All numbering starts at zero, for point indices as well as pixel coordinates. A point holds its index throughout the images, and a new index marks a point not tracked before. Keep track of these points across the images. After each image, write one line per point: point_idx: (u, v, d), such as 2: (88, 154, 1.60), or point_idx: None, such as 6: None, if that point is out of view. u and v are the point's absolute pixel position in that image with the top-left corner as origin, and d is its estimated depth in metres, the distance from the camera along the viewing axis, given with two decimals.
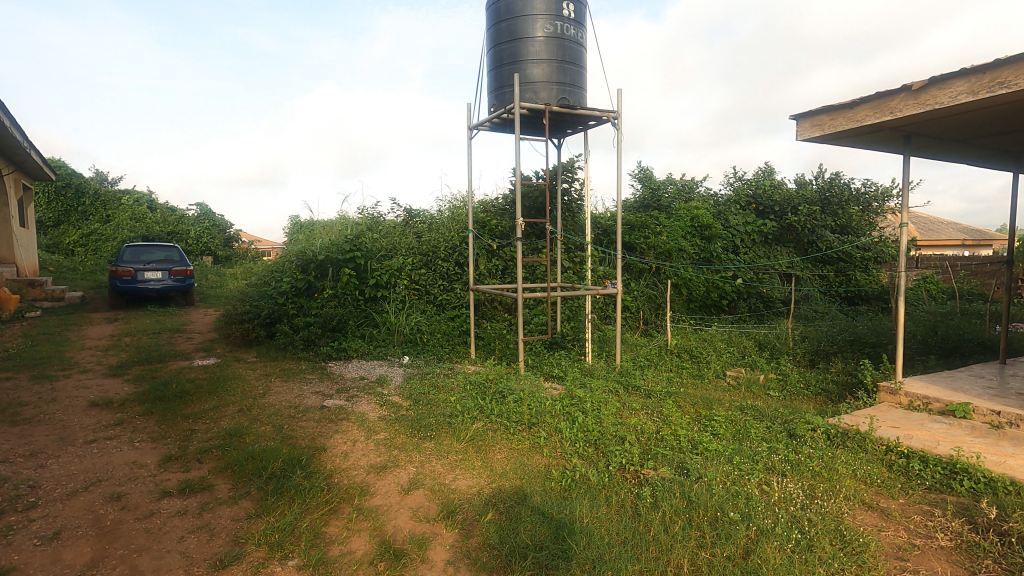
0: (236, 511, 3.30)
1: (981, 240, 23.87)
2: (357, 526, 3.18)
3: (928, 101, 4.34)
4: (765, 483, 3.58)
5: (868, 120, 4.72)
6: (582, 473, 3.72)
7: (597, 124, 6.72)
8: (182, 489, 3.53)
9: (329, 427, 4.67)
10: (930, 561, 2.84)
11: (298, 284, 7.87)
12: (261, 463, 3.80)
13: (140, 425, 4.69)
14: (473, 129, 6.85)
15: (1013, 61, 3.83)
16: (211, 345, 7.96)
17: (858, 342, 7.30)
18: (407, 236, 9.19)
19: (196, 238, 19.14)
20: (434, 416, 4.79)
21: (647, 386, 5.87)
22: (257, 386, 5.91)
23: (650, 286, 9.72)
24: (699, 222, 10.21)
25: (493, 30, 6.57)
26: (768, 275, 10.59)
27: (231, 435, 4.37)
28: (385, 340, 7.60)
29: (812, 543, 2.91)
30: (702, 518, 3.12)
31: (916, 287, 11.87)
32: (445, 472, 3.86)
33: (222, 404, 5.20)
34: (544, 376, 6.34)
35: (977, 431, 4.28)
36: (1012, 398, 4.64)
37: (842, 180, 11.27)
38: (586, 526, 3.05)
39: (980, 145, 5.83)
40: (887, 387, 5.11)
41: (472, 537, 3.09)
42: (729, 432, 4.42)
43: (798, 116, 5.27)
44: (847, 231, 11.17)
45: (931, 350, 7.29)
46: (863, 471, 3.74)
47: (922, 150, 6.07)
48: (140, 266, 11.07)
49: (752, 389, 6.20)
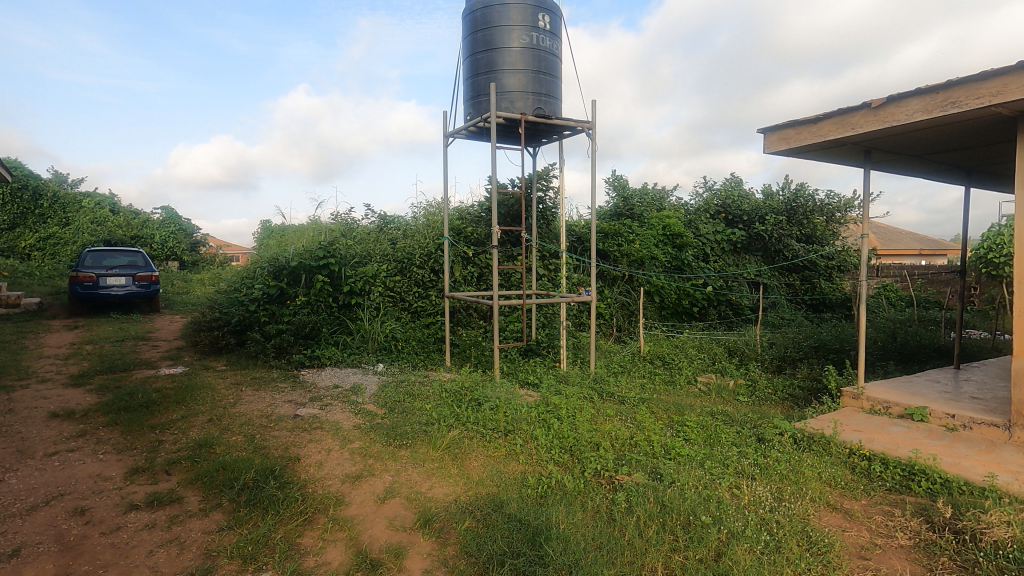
0: (207, 524, 3.23)
1: (937, 252, 24.93)
2: (332, 536, 3.15)
3: (887, 118, 4.54)
4: (735, 487, 3.67)
5: (831, 135, 4.93)
6: (559, 479, 3.76)
7: (572, 133, 6.84)
8: (149, 502, 3.43)
9: (302, 437, 4.61)
10: (890, 560, 2.96)
11: (270, 291, 7.70)
12: (232, 475, 3.72)
13: (103, 437, 4.54)
14: (449, 136, 6.87)
15: (964, 82, 4.04)
16: (178, 354, 7.77)
17: (822, 348, 7.55)
18: (381, 242, 9.04)
19: (160, 242, 18.69)
20: (410, 424, 4.78)
21: (622, 392, 5.95)
22: (227, 395, 5.78)
23: (623, 293, 9.90)
24: (672, 231, 10.37)
25: (469, 39, 6.62)
26: (738, 282, 10.86)
27: (201, 446, 4.27)
28: (359, 348, 7.59)
29: (780, 544, 3.00)
30: (675, 522, 3.19)
31: (877, 294, 12.35)
32: (421, 480, 3.86)
33: (191, 414, 5.08)
34: (520, 383, 6.38)
35: (933, 433, 4.47)
36: (966, 402, 4.86)
37: (807, 191, 11.62)
38: (562, 532, 3.07)
39: (935, 160, 6.12)
40: (850, 392, 5.28)
41: (448, 544, 3.09)
42: (701, 438, 4.52)
43: (766, 129, 5.46)
44: (812, 240, 11.58)
45: (891, 355, 7.59)
46: (828, 473, 3.88)
47: (882, 163, 6.33)
48: (102, 271, 10.73)
49: (722, 395, 6.34)
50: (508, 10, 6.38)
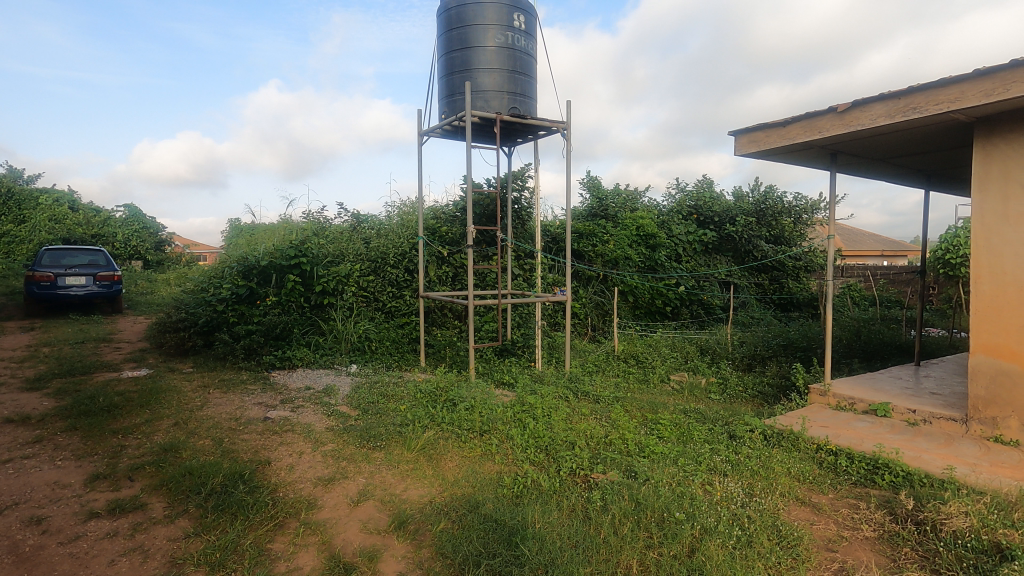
0: (172, 531, 3.13)
1: (898, 253, 25.83)
2: (304, 541, 3.08)
3: (852, 122, 4.66)
4: (708, 483, 3.73)
5: (799, 138, 5.04)
6: (534, 478, 3.77)
7: (547, 133, 6.85)
8: (111, 509, 3.31)
9: (273, 440, 4.51)
10: (856, 551, 3.04)
11: (239, 291, 7.51)
12: (199, 480, 3.61)
13: (62, 442, 4.36)
14: (424, 135, 6.82)
15: (924, 88, 4.18)
16: (142, 356, 7.53)
17: (791, 346, 7.74)
18: (355, 241, 8.89)
19: (123, 241, 18.13)
20: (384, 425, 4.72)
21: (596, 391, 5.97)
22: (194, 398, 5.62)
23: (597, 293, 9.99)
24: (645, 231, 10.47)
25: (444, 37, 6.58)
26: (709, 282, 11.06)
27: (166, 450, 4.14)
28: (332, 348, 7.49)
29: (751, 539, 3.06)
30: (650, 519, 3.22)
31: (842, 294, 12.73)
32: (395, 482, 3.81)
33: (156, 418, 4.92)
34: (496, 384, 6.37)
35: (896, 428, 4.62)
36: (926, 398, 5.03)
37: (776, 193, 11.91)
38: (538, 532, 3.07)
39: (897, 164, 6.33)
40: (818, 389, 5.42)
41: (424, 547, 3.06)
42: (674, 435, 4.59)
43: (736, 132, 5.56)
44: (780, 241, 11.88)
45: (856, 353, 7.82)
46: (797, 469, 3.97)
47: (847, 166, 6.51)
48: (60, 271, 10.34)
49: (695, 393, 6.44)
50: (483, 9, 6.35)
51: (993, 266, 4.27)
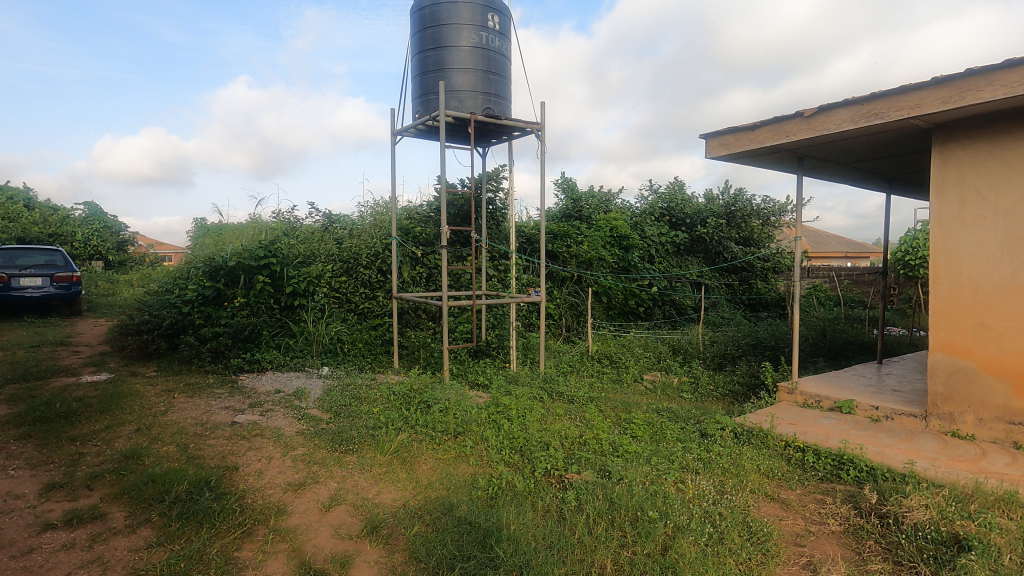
0: (133, 541, 3.02)
1: (860, 254, 26.80)
2: (273, 548, 3.00)
3: (818, 127, 4.78)
4: (681, 481, 3.77)
5: (767, 141, 5.15)
6: (509, 480, 3.75)
7: (521, 134, 6.84)
8: (68, 520, 3.17)
9: (241, 445, 4.40)
10: (823, 546, 3.12)
11: (206, 291, 7.30)
12: (163, 487, 3.49)
13: (15, 451, 4.16)
14: (397, 134, 6.74)
15: (886, 95, 4.31)
16: (102, 360, 7.27)
17: (759, 346, 7.90)
18: (326, 241, 8.71)
19: (83, 241, 17.50)
20: (356, 429, 4.64)
21: (571, 392, 6.01)
22: (158, 403, 5.44)
23: (572, 293, 10.05)
24: (619, 233, 10.55)
25: (418, 36, 6.52)
26: (681, 283, 11.25)
27: (128, 457, 4.00)
28: (303, 351, 7.36)
29: (722, 536, 3.10)
30: (624, 518, 3.24)
31: (808, 294, 13.07)
32: (368, 487, 3.75)
33: (117, 424, 4.74)
34: (470, 385, 6.35)
35: (859, 424, 4.76)
36: (888, 394, 5.19)
37: (745, 196, 12.17)
38: (514, 533, 3.06)
39: (860, 168, 6.52)
40: (786, 387, 5.54)
41: (397, 551, 3.02)
42: (647, 434, 4.63)
43: (707, 135, 5.65)
44: (750, 242, 12.14)
45: (821, 352, 8.04)
46: (766, 465, 4.05)
47: (814, 170, 6.68)
48: (14, 271, 9.91)
49: (667, 392, 6.52)
50: (456, 8, 6.32)
51: (950, 267, 4.43)
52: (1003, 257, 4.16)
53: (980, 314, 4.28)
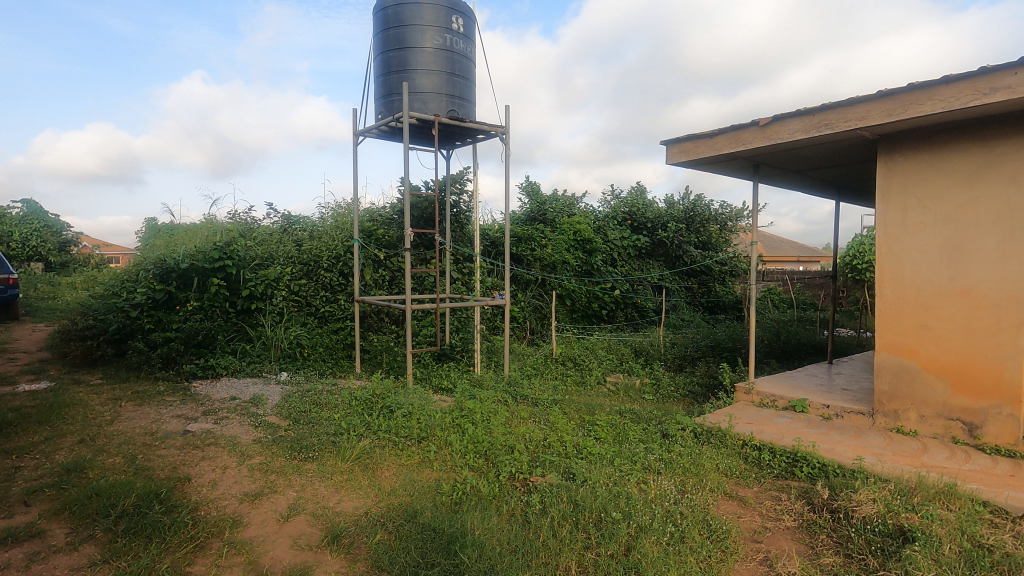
0: (75, 559, 2.85)
1: (810, 258, 27.95)
2: (228, 561, 2.89)
3: (772, 136, 4.95)
4: (643, 482, 3.82)
5: (725, 149, 5.31)
6: (473, 485, 3.72)
7: (486, 137, 6.83)
8: (1, 539, 2.97)
9: (193, 454, 4.23)
10: (778, 541, 3.22)
11: (156, 295, 7.01)
12: (109, 501, 3.32)
13: None
14: (359, 135, 6.63)
15: (836, 106, 4.50)
16: (42, 367, 6.88)
17: (717, 347, 8.12)
18: (285, 243, 8.46)
19: (20, 240, 16.54)
20: (317, 435, 4.53)
21: (535, 395, 6.03)
22: (103, 412, 5.17)
23: (536, 296, 10.11)
24: (582, 237, 10.66)
25: (380, 36, 6.44)
26: (642, 286, 11.47)
27: (70, 470, 3.78)
28: (261, 356, 7.12)
29: (683, 534, 3.16)
30: (588, 520, 3.26)
31: (763, 297, 13.52)
32: (328, 495, 3.65)
33: (57, 436, 4.48)
34: (434, 390, 6.30)
35: (812, 422, 4.94)
36: (838, 393, 5.41)
37: (704, 201, 12.49)
38: (478, 538, 3.04)
39: (812, 175, 6.79)
40: (742, 387, 5.70)
41: (359, 560, 2.95)
42: (610, 436, 4.69)
43: (668, 141, 5.77)
44: (708, 246, 12.46)
45: (776, 353, 8.31)
46: (725, 464, 4.15)
47: (769, 177, 6.91)
48: None
49: (630, 394, 6.62)
50: (420, 10, 6.27)
51: (895, 271, 4.65)
52: (942, 262, 4.40)
53: (922, 315, 4.51)
